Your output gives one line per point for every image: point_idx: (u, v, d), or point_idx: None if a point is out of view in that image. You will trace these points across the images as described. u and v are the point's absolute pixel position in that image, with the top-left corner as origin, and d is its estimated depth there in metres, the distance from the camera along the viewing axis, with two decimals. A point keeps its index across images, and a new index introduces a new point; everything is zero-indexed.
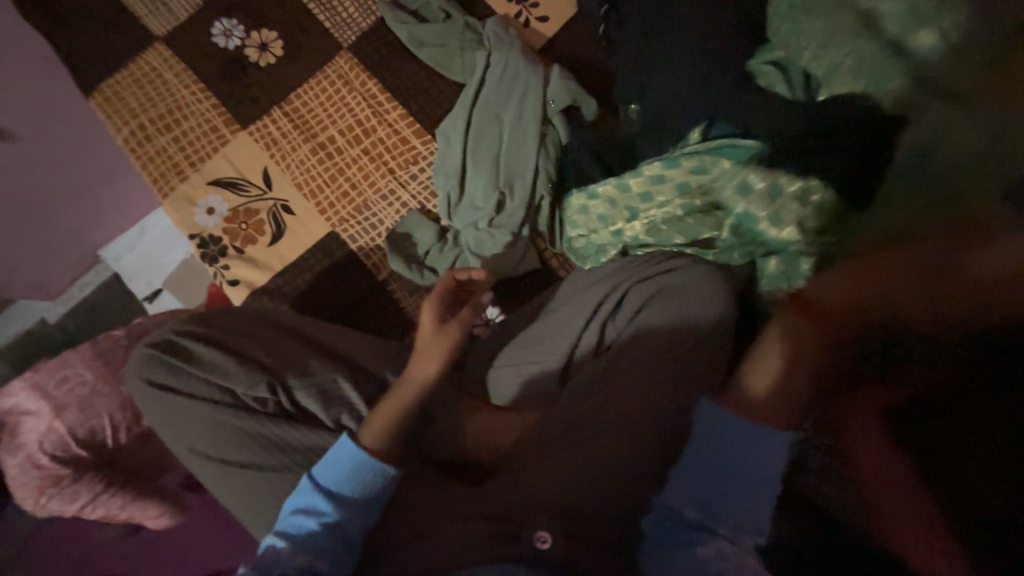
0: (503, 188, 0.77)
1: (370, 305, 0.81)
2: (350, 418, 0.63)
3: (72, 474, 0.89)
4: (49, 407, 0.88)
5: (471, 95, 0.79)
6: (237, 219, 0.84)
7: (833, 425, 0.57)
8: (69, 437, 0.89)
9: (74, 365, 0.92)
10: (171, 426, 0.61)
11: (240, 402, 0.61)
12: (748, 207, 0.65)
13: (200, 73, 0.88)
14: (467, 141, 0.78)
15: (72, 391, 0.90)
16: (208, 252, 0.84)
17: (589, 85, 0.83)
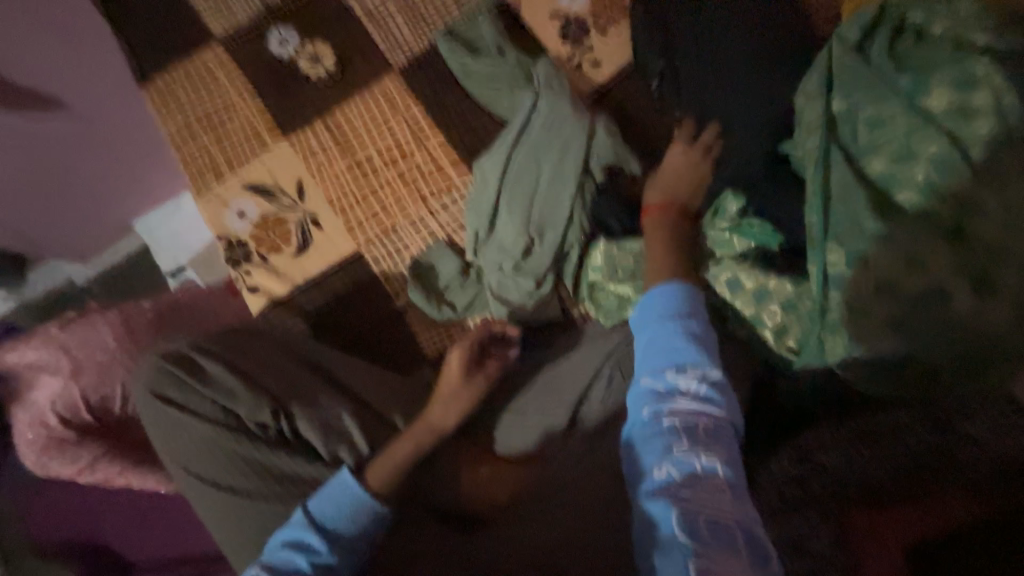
0: (534, 233, 0.75)
1: (385, 331, 0.80)
2: (349, 453, 0.62)
3: (76, 438, 0.92)
4: (67, 370, 0.92)
5: (513, 134, 0.78)
6: (266, 226, 0.84)
7: (853, 543, 0.52)
8: (81, 403, 0.92)
9: (99, 333, 0.95)
10: (168, 441, 0.60)
11: (242, 425, 0.60)
12: (765, 292, 0.64)
13: (252, 78, 0.89)
14: (503, 182, 0.77)
15: (92, 356, 0.93)
16: (233, 256, 0.84)
17: (636, 137, 0.80)
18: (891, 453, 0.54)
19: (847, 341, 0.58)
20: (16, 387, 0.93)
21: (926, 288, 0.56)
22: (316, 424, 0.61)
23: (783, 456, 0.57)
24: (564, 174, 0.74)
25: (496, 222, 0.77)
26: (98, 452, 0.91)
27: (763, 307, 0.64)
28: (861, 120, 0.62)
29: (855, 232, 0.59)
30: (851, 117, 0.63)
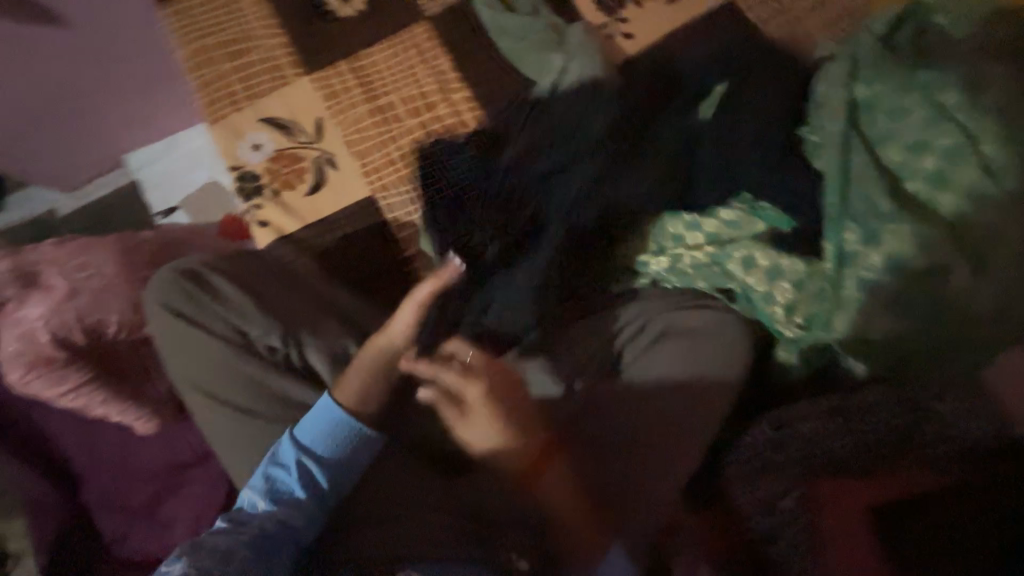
0: None
1: (393, 277, 0.80)
2: None
3: (65, 358, 0.86)
4: (62, 288, 0.86)
5: (540, 92, 0.78)
6: (281, 161, 0.83)
7: (813, 504, 0.55)
8: (73, 324, 0.85)
9: (96, 256, 0.91)
10: (179, 354, 0.60)
11: (252, 346, 0.60)
12: (778, 273, 0.67)
13: (277, 9, 0.87)
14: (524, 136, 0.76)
15: (88, 280, 0.88)
16: (245, 188, 0.83)
17: None
18: (864, 428, 0.58)
19: (853, 318, 0.62)
20: None
21: (917, 275, 0.60)
22: (325, 354, 0.62)
23: (760, 428, 0.62)
24: (588, 132, 0.71)
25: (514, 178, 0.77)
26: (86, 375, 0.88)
27: (772, 286, 0.68)
28: (874, 112, 0.65)
29: (858, 222, 0.62)
30: (860, 109, 0.66)
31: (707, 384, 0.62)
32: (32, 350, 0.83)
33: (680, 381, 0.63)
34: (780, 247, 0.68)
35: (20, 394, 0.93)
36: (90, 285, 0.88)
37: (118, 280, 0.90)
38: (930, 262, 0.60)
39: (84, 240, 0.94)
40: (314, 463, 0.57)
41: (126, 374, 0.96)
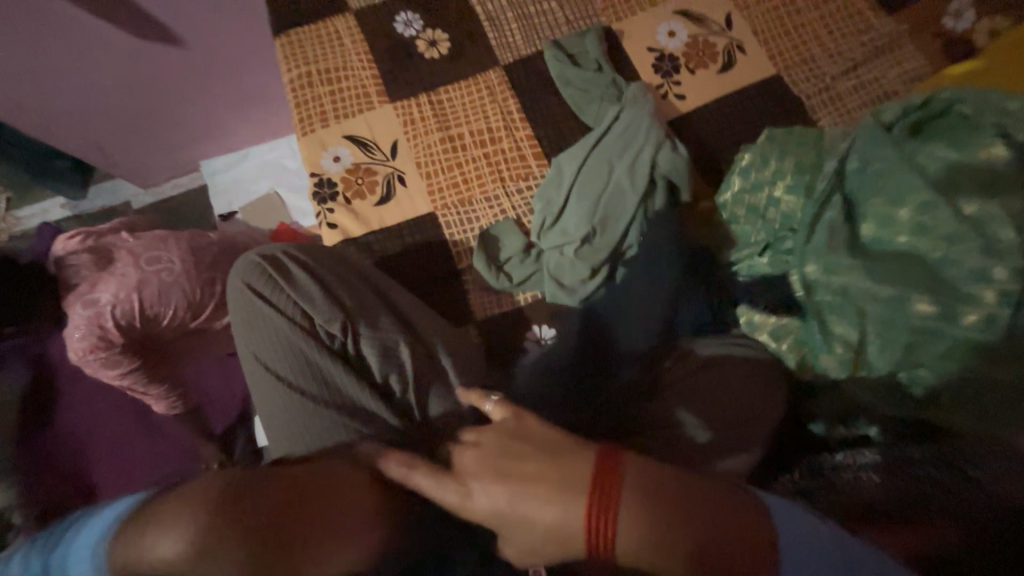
0: (596, 225, 0.81)
1: (441, 288, 0.86)
2: (397, 380, 0.66)
3: (123, 345, 0.97)
4: (133, 278, 0.95)
5: (585, 142, 0.86)
6: (356, 173, 0.93)
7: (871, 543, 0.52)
8: (136, 314, 0.96)
9: (167, 251, 1.00)
10: (247, 331, 0.65)
11: (314, 330, 0.65)
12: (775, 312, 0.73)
13: (373, 47, 1.00)
14: (569, 180, 0.85)
15: (158, 272, 0.97)
16: (320, 193, 0.92)
17: (705, 165, 0.88)
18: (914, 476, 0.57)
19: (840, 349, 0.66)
20: (76, 277, 0.95)
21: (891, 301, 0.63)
22: (376, 348, 0.66)
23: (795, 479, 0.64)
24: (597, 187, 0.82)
25: (562, 212, 0.85)
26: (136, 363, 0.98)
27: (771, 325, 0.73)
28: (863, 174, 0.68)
29: (839, 288, 0.67)
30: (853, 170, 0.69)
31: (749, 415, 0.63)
32: (97, 332, 0.94)
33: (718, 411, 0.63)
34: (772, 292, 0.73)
35: (74, 365, 1.01)
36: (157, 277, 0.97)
37: (184, 276, 0.99)
38: (924, 318, 0.61)
39: (159, 234, 1.02)
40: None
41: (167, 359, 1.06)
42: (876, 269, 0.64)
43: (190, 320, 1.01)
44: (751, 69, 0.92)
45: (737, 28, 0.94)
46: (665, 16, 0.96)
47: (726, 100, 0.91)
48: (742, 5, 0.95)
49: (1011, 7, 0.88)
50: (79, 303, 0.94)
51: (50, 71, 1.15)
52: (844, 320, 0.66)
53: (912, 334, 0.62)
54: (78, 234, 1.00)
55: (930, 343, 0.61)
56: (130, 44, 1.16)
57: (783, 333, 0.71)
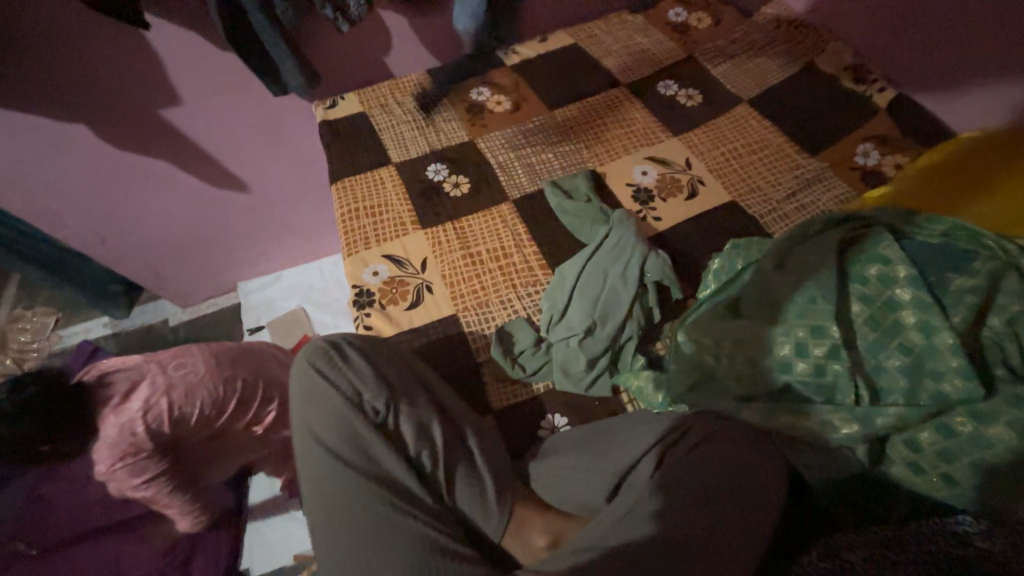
0: (596, 319, 0.95)
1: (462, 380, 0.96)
2: (427, 456, 0.73)
3: (149, 452, 1.04)
4: (163, 383, 1.04)
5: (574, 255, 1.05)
6: (391, 284, 1.10)
7: None
8: (166, 419, 1.04)
9: (193, 357, 1.11)
10: (306, 405, 0.74)
11: (361, 406, 0.74)
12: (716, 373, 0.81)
13: (408, 188, 1.26)
14: (568, 287, 1.00)
15: (185, 375, 1.07)
16: (360, 301, 1.08)
17: (683, 270, 1.04)
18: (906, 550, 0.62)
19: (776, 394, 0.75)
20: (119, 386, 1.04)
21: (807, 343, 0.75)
22: (411, 423, 0.74)
23: (815, 556, 0.66)
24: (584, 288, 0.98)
25: (562, 314, 0.99)
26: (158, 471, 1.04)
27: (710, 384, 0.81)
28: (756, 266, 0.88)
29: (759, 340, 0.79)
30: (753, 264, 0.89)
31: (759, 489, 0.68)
32: (129, 439, 1.01)
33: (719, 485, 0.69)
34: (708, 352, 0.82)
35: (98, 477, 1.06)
36: (192, 380, 1.07)
37: (209, 379, 1.09)
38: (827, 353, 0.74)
39: (180, 348, 1.13)
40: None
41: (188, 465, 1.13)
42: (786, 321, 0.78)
43: (214, 421, 1.10)
44: (711, 196, 1.15)
45: (696, 167, 1.20)
46: (637, 160, 1.23)
47: (694, 219, 1.12)
48: (697, 152, 1.23)
49: (902, 148, 1.15)
50: (111, 417, 1.01)
51: (137, 212, 1.44)
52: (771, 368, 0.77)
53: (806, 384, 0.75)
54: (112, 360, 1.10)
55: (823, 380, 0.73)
56: (209, 191, 1.46)
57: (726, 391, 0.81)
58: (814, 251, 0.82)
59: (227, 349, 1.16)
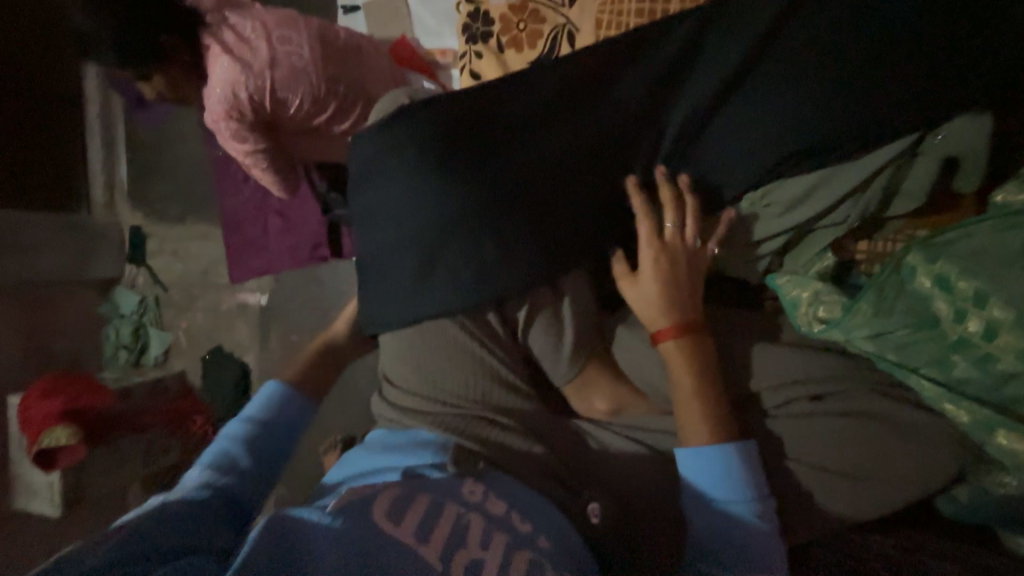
0: (792, 196, 0.62)
1: None
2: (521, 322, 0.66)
3: (251, 119, 1.01)
4: (266, 54, 0.94)
5: (832, 44, 0.58)
6: (518, 13, 0.73)
7: None
8: (265, 93, 0.97)
9: (299, 34, 0.96)
10: (374, 181, 0.65)
11: (431, 199, 0.61)
12: (985, 350, 0.50)
13: None
14: (719, 63, 0.62)
15: (287, 56, 0.95)
16: (472, 27, 0.75)
17: (1001, 149, 0.60)
18: None
19: (1020, 434, 0.49)
20: (229, 49, 0.95)
21: None
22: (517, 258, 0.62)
23: (886, 542, 0.59)
24: (822, 125, 0.59)
25: (714, 117, 0.62)
26: (261, 140, 1.04)
27: (942, 363, 0.52)
28: (950, 251, 0.54)
29: None
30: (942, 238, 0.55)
31: (881, 480, 0.55)
32: (231, 100, 0.97)
33: (847, 464, 0.56)
34: (981, 304, 0.50)
35: (207, 122, 1.06)
36: (294, 65, 0.95)
37: (312, 66, 0.96)
38: None
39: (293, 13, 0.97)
40: (234, 440, 0.64)
41: (278, 154, 1.09)
42: None
43: (313, 116, 1.02)
44: None
45: None
46: None
47: None
48: None
49: None
50: (222, 65, 0.96)
51: None
52: None
53: None
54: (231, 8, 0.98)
55: None
56: None
57: (953, 382, 0.52)
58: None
59: (321, 32, 0.98)
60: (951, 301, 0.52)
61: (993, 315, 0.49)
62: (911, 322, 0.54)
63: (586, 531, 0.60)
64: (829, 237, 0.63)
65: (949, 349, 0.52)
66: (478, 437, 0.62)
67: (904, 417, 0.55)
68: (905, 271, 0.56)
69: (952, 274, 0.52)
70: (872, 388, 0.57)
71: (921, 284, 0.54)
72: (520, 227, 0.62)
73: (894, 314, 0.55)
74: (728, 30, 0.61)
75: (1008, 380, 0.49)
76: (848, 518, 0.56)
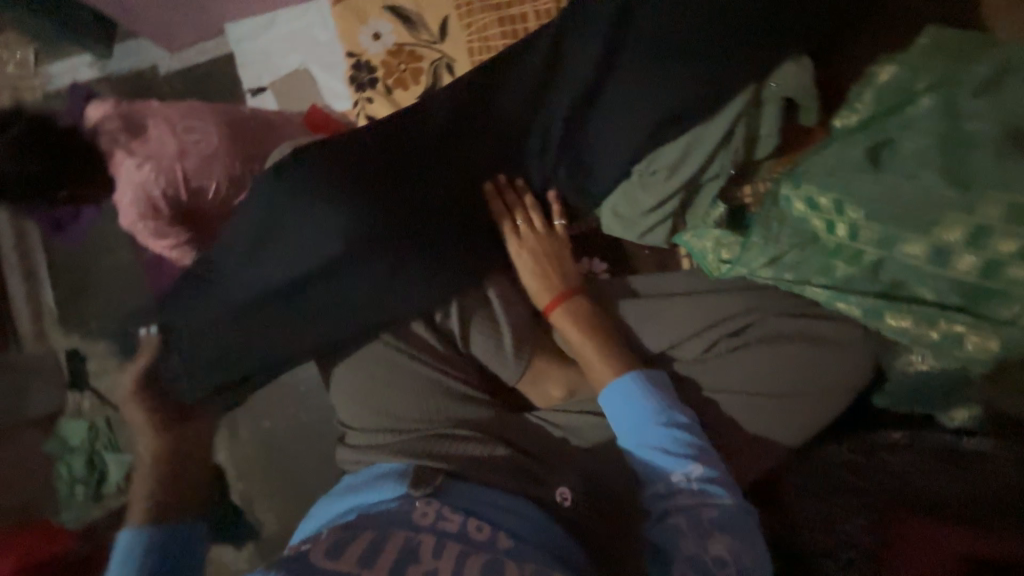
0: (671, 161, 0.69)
1: None
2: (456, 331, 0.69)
3: (168, 216, 0.92)
4: (176, 146, 0.89)
5: (669, 27, 0.66)
6: (398, 57, 0.80)
7: (879, 524, 0.58)
8: (179, 185, 0.90)
9: (206, 121, 0.91)
10: (283, 231, 0.67)
11: (342, 239, 0.65)
12: (855, 247, 0.56)
13: None
14: (581, 62, 0.69)
15: (198, 143, 0.91)
16: (358, 77, 0.81)
17: (829, 84, 0.70)
18: (948, 470, 0.58)
19: (903, 313, 0.54)
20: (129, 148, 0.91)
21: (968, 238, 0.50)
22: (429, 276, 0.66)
23: (847, 445, 0.63)
24: (680, 94, 0.66)
25: (589, 108, 0.70)
26: (182, 233, 0.92)
27: (827, 269, 0.58)
28: (809, 172, 0.61)
29: (897, 212, 0.53)
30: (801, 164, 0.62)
31: (809, 388, 0.60)
32: (145, 201, 0.90)
33: (777, 382, 0.61)
34: (841, 209, 0.57)
35: (127, 232, 0.98)
36: (205, 151, 0.91)
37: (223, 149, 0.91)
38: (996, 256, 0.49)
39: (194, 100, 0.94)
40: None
41: None
42: (966, 179, 0.51)
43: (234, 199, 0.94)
44: None
45: None
46: None
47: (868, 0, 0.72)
48: None
49: None
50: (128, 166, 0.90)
51: None
52: (918, 242, 0.52)
53: (941, 293, 0.52)
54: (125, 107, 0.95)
55: (967, 278, 0.51)
56: None
57: (841, 283, 0.57)
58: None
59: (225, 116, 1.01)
60: (818, 215, 0.59)
61: (852, 215, 0.56)
62: (794, 241, 0.61)
63: (560, 517, 0.61)
64: (715, 188, 0.70)
65: (830, 255, 0.58)
66: (437, 453, 0.63)
67: (807, 325, 0.62)
68: (779, 200, 0.63)
69: (813, 192, 0.59)
70: (777, 310, 0.63)
71: (795, 207, 0.61)
72: (424, 258, 0.67)
73: (782, 238, 0.61)
74: (580, 34, 0.70)
75: (882, 268, 0.55)
76: (791, 432, 0.61)
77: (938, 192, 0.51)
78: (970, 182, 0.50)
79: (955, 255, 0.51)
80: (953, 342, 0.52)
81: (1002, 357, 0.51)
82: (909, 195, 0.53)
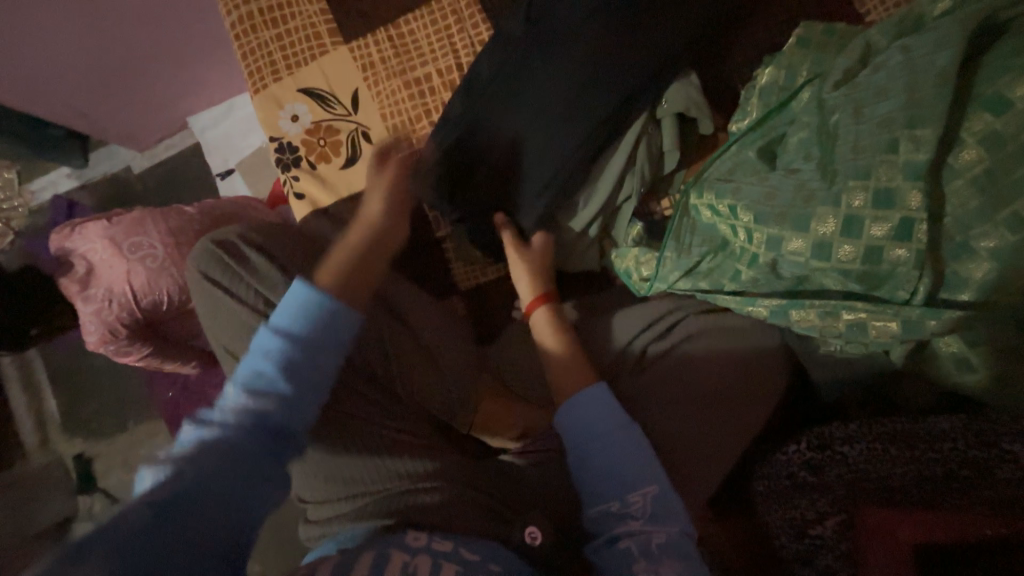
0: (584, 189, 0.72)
1: (426, 255, 0.84)
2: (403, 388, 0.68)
3: (128, 333, 0.96)
4: (121, 266, 0.89)
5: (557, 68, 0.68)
6: (317, 133, 0.84)
7: (851, 518, 0.54)
8: (133, 306, 0.92)
9: (147, 234, 0.90)
10: (212, 317, 0.60)
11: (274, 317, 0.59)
12: (753, 251, 0.56)
13: None
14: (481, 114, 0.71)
15: (143, 260, 0.89)
16: (283, 158, 0.84)
17: (721, 90, 0.73)
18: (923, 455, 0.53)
19: (803, 309, 0.55)
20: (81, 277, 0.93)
21: (844, 229, 0.50)
22: None
23: None
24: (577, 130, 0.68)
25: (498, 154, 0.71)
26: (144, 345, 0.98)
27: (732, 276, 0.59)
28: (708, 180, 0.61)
29: (781, 212, 0.53)
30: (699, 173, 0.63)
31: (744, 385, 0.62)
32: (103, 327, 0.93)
33: (709, 384, 0.63)
34: (735, 215, 0.57)
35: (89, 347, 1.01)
36: (150, 268, 0.89)
37: (168, 263, 0.90)
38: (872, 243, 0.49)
39: (135, 214, 0.92)
40: None
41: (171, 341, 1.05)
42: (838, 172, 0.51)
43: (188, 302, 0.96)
44: None
45: None
46: None
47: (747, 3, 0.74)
48: None
49: None
50: (82, 301, 0.93)
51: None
52: (801, 238, 0.52)
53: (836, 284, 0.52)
54: (68, 228, 0.96)
55: (853, 267, 0.50)
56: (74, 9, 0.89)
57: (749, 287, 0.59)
58: (918, 50, 0.50)
59: None
60: (721, 221, 0.59)
61: (745, 219, 0.56)
62: (703, 250, 0.62)
63: (534, 557, 0.59)
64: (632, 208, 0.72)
65: (734, 260, 0.59)
66: (394, 506, 0.59)
67: (728, 322, 0.65)
68: (686, 208, 0.63)
69: (710, 201, 0.60)
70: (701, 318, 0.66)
71: (705, 215, 0.61)
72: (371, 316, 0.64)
73: (693, 248, 0.62)
74: (475, 88, 0.72)
75: (782, 267, 0.55)
76: (734, 432, 0.63)
77: (817, 187, 0.52)
78: (837, 174, 0.51)
79: (834, 246, 0.51)
80: (858, 330, 0.53)
81: (904, 337, 0.52)
82: (794, 193, 0.53)
